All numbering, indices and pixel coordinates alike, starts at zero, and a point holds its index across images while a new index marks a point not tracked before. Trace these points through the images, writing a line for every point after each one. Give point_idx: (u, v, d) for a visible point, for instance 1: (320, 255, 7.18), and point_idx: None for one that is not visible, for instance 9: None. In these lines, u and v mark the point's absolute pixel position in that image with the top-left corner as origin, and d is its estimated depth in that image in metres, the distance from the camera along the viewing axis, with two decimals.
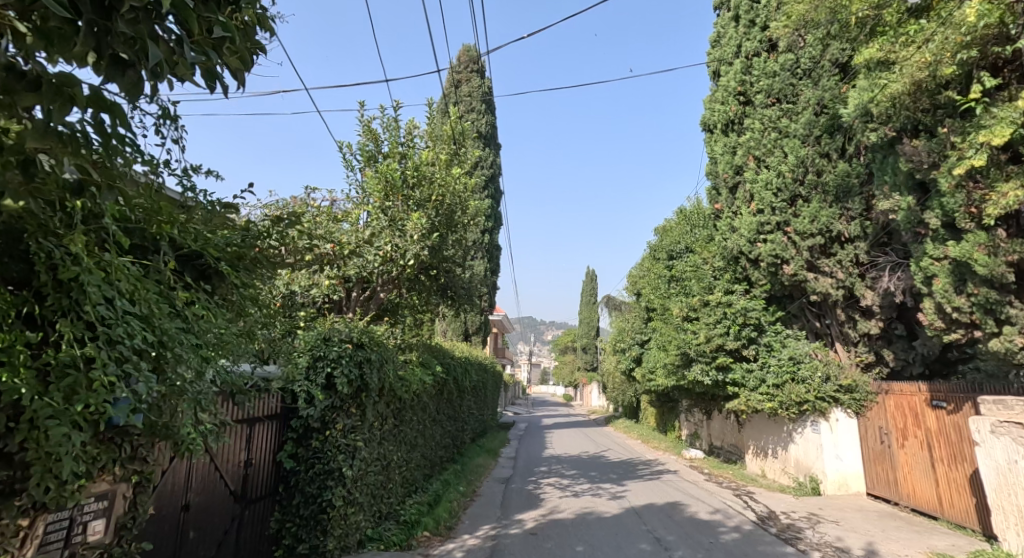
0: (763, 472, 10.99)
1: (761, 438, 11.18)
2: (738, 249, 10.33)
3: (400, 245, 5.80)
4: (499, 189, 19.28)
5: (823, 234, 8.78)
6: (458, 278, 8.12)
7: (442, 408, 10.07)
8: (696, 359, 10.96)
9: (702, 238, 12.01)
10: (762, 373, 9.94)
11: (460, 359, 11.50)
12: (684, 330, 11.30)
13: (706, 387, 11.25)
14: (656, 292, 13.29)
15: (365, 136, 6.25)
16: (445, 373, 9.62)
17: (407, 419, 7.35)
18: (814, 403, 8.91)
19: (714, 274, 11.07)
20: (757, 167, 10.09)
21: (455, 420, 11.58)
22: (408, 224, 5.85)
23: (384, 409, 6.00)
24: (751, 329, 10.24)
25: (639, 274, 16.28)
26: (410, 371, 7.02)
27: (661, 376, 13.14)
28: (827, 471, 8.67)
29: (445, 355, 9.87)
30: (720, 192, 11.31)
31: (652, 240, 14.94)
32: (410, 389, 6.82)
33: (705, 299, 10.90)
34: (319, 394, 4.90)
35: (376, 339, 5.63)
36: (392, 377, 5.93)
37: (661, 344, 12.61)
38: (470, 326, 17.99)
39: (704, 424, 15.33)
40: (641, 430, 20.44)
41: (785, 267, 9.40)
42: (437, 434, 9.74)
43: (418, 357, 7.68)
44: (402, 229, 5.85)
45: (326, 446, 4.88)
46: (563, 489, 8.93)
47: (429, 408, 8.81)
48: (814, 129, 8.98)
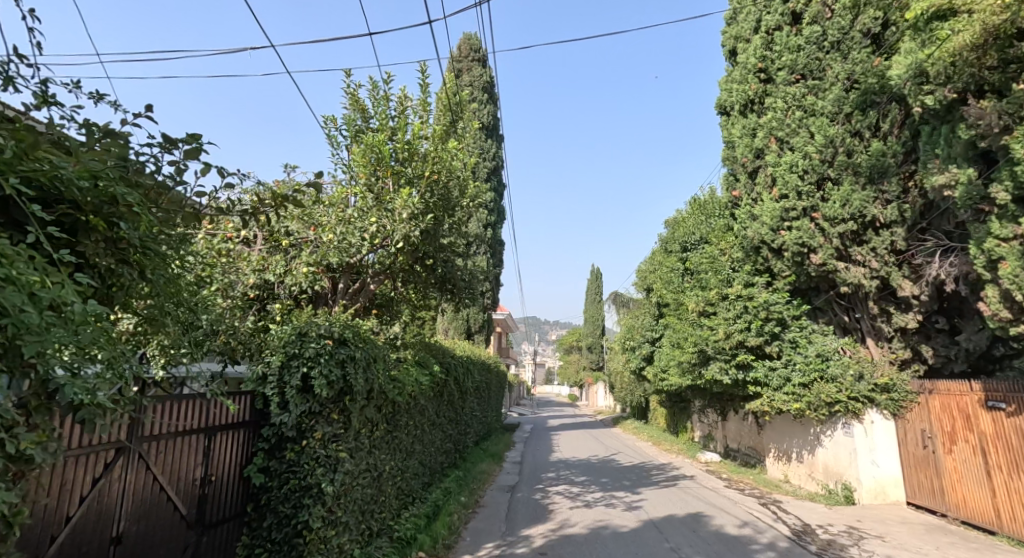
0: (787, 477, 10.25)
1: (784, 441, 10.45)
2: (759, 238, 9.61)
3: (388, 226, 5.12)
4: (502, 182, 18.60)
5: (856, 219, 8.05)
6: (458, 268, 7.45)
7: (442, 410, 9.39)
8: (714, 357, 10.23)
9: (718, 229, 11.28)
10: (787, 372, 9.20)
11: (461, 357, 10.81)
12: (701, 326, 10.58)
13: (724, 387, 10.52)
14: (669, 287, 12.57)
15: (351, 108, 5.54)
16: (444, 373, 8.93)
17: (401, 424, 6.67)
18: (846, 404, 8.17)
19: (732, 266, 10.36)
20: (780, 149, 9.37)
21: (457, 423, 10.91)
22: (397, 202, 5.13)
23: (373, 414, 5.32)
24: (774, 324, 9.51)
25: (649, 269, 15.58)
26: (403, 371, 6.34)
27: (675, 375, 12.42)
28: (862, 477, 7.93)
29: (444, 354, 9.18)
30: (738, 178, 10.59)
31: (663, 232, 14.24)
32: (404, 390, 6.13)
33: (723, 293, 10.17)
34: (293, 397, 4.22)
35: (362, 334, 4.94)
36: (382, 377, 5.25)
37: (675, 341, 11.90)
38: (472, 324, 17.31)
39: (720, 425, 14.61)
40: (651, 431, 19.73)
41: (813, 256, 8.64)
42: (436, 438, 9.07)
43: (414, 355, 7.03)
44: (392, 209, 5.16)
45: (303, 458, 4.19)
46: (574, 498, 8.23)
47: (427, 411, 8.13)
48: (845, 106, 8.27)
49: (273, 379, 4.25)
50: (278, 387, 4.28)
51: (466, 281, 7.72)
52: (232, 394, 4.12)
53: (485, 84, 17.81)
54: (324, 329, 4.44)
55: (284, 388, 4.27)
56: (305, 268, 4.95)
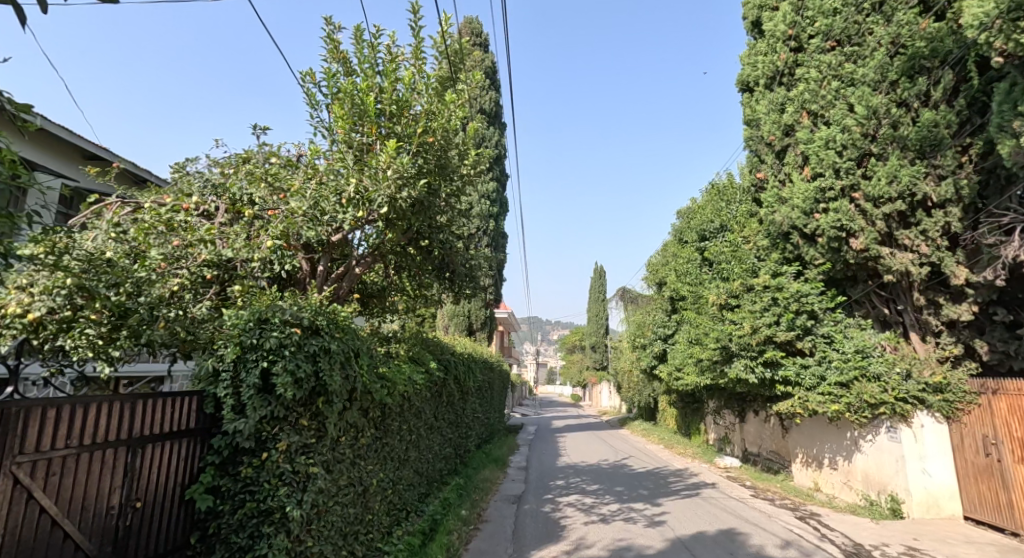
0: (818, 485, 9.38)
1: (814, 445, 9.59)
2: (789, 223, 8.74)
3: (370, 189, 4.27)
4: (505, 171, 17.79)
5: (904, 198, 7.19)
6: (459, 253, 6.59)
7: (440, 412, 8.56)
8: (738, 353, 9.36)
9: (740, 215, 10.41)
10: (822, 370, 8.32)
11: (461, 355, 9.97)
12: (723, 320, 9.73)
13: (749, 387, 9.66)
14: (686, 279, 11.70)
15: (329, 56, 4.69)
16: (442, 372, 8.10)
17: (391, 430, 5.84)
18: (893, 406, 7.29)
19: (758, 255, 9.50)
20: (813, 124, 8.49)
21: (457, 425, 10.09)
22: (380, 158, 4.27)
23: (357, 418, 4.50)
24: (807, 317, 8.62)
25: (662, 261, 14.72)
26: (394, 367, 5.50)
27: (693, 374, 11.56)
28: (912, 489, 7.06)
29: (443, 349, 8.33)
30: (763, 159, 9.73)
31: (677, 222, 13.37)
32: (395, 391, 5.30)
33: (748, 283, 9.30)
34: (250, 400, 3.36)
35: (343, 322, 4.09)
36: (367, 374, 4.41)
37: (693, 337, 11.05)
38: (474, 320, 16.48)
39: (737, 427, 13.74)
40: (661, 433, 18.87)
41: (852, 241, 7.76)
42: (434, 443, 8.24)
43: (408, 351, 6.20)
44: (375, 169, 4.30)
45: (263, 475, 3.36)
46: (589, 512, 7.37)
47: (423, 412, 7.30)
48: (889, 72, 7.39)
49: (226, 379, 3.42)
50: (233, 387, 3.46)
51: (467, 266, 6.87)
52: (176, 395, 3.21)
53: (487, 69, 16.97)
54: (294, 313, 3.58)
55: (239, 389, 3.43)
56: (270, 241, 4.08)
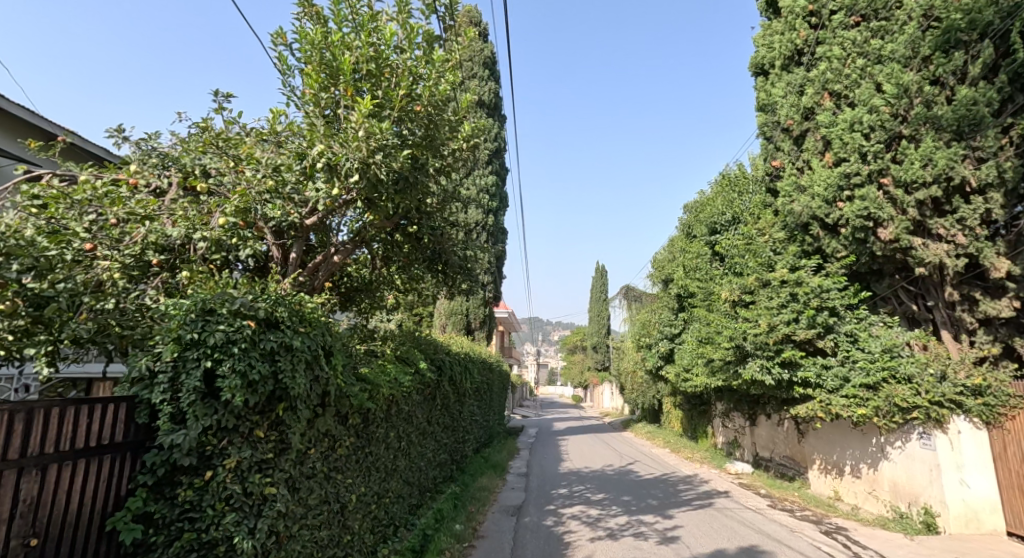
0: (838, 494, 8.77)
1: (834, 452, 8.98)
2: (809, 213, 8.14)
3: (343, 155, 3.68)
4: (505, 165, 17.21)
5: (939, 183, 6.58)
6: (453, 242, 6.00)
7: (434, 416, 7.98)
8: (753, 353, 8.75)
9: (753, 207, 9.81)
10: (845, 371, 7.71)
11: (458, 354, 9.37)
12: (736, 317, 9.13)
13: (764, 389, 9.05)
14: (695, 275, 11.09)
15: (302, 11, 4.11)
16: (435, 373, 7.52)
17: (376, 438, 5.25)
18: (927, 410, 6.67)
19: (774, 248, 8.90)
20: (836, 107, 7.87)
21: (452, 429, 9.49)
22: (353, 118, 3.69)
23: (331, 426, 3.91)
24: (829, 314, 8.01)
25: (669, 258, 14.14)
26: (378, 368, 4.92)
27: (703, 375, 10.94)
28: (949, 502, 6.44)
29: (437, 348, 7.74)
30: (779, 146, 9.12)
31: (685, 216, 12.77)
32: (378, 394, 4.71)
33: (764, 278, 8.69)
34: (191, 407, 2.74)
35: (311, 314, 3.51)
36: (341, 376, 3.81)
37: (703, 336, 10.45)
38: (473, 319, 15.90)
39: (748, 431, 13.13)
40: (666, 435, 18.26)
41: (881, 231, 7.15)
42: (427, 449, 7.65)
43: (395, 350, 5.62)
44: (347, 133, 3.72)
45: (205, 499, 2.76)
46: (595, 526, 6.77)
47: (413, 417, 6.72)
48: (922, 47, 6.78)
49: (164, 381, 2.77)
50: (172, 392, 2.81)
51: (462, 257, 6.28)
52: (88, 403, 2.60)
53: (487, 59, 16.39)
54: (247, 303, 2.99)
55: (180, 394, 2.80)
56: (223, 219, 3.44)
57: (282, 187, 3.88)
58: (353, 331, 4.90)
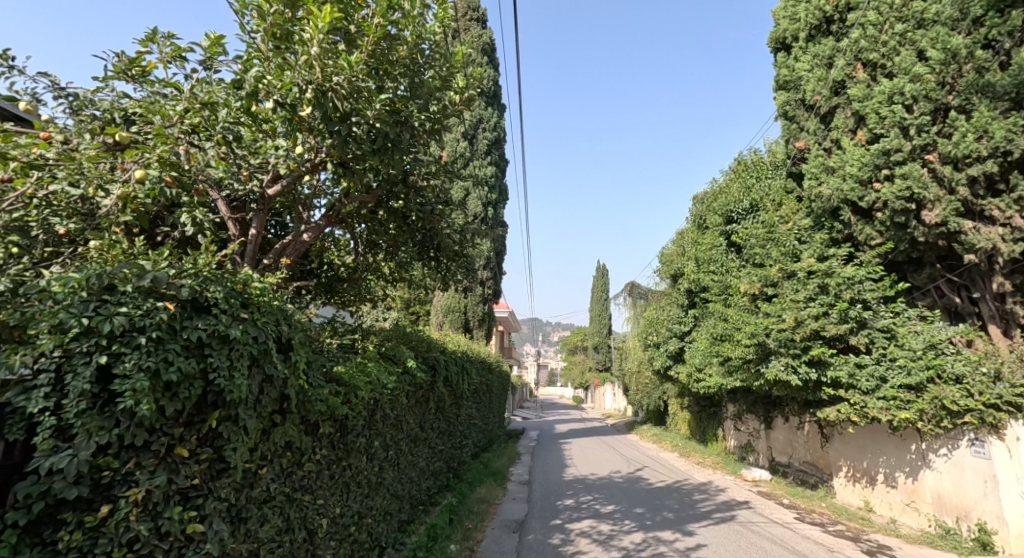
0: (871, 505, 8.04)
1: (864, 458, 8.25)
2: (840, 197, 7.40)
3: (303, 84, 2.99)
4: (505, 157, 16.48)
5: (995, 158, 5.83)
6: (448, 223, 5.28)
7: (427, 420, 7.23)
8: (777, 351, 8.00)
9: (773, 193, 9.08)
10: (882, 370, 6.98)
11: (455, 353, 8.62)
12: (758, 312, 8.40)
13: (788, 390, 8.31)
14: (709, 267, 10.36)
15: None
16: (428, 374, 6.77)
17: (356, 449, 4.50)
18: (980, 413, 5.99)
19: (799, 236, 8.17)
20: (871, 78, 7.13)
21: (448, 434, 8.75)
22: (307, 35, 2.91)
23: (293, 437, 3.16)
24: (864, 307, 7.26)
25: (678, 251, 13.42)
26: (357, 367, 4.17)
27: (718, 375, 10.21)
28: (1008, 519, 5.72)
29: (430, 345, 7.00)
30: (804, 126, 8.39)
31: (696, 207, 12.04)
32: (356, 398, 3.96)
33: (789, 269, 7.95)
34: (77, 418, 1.95)
35: (263, 297, 2.75)
36: (302, 374, 3.06)
37: (719, 333, 9.72)
38: (471, 317, 15.17)
39: (763, 434, 12.41)
40: (674, 438, 17.56)
41: (925, 213, 6.42)
42: (419, 459, 6.90)
43: (379, 346, 4.88)
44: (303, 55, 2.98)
45: (98, 545, 1.99)
46: (608, 545, 6.03)
47: (402, 423, 5.97)
48: (973, 6, 6.00)
49: (46, 384, 1.94)
50: (57, 399, 1.99)
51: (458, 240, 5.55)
52: None
53: (485, 45, 15.67)
54: (167, 278, 2.21)
55: (64, 400, 1.99)
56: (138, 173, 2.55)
57: (229, 138, 3.15)
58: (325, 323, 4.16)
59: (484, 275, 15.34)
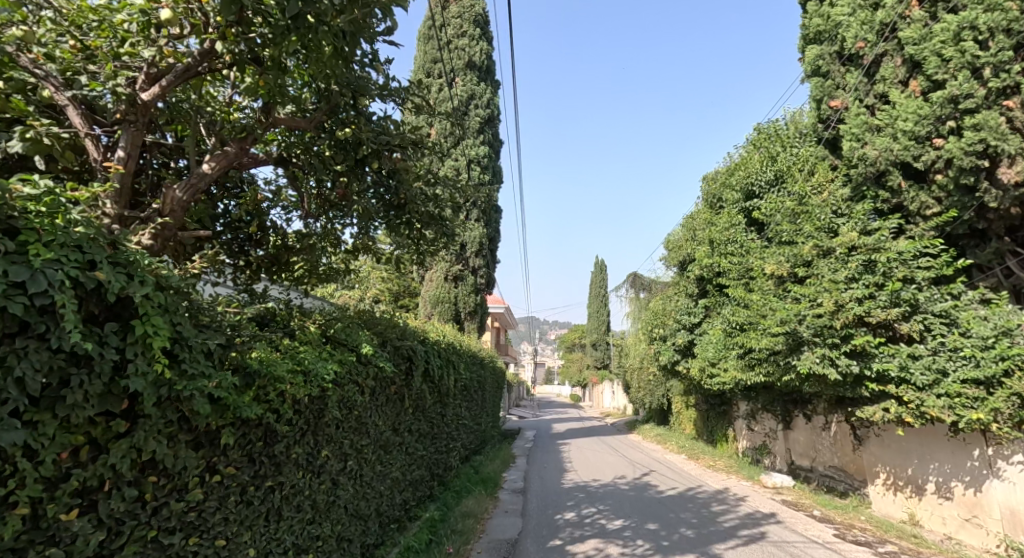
0: (917, 518, 6.98)
1: (910, 465, 7.17)
2: (890, 158, 6.29)
3: None
4: (499, 137, 15.33)
5: None
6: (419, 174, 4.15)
7: (401, 421, 6.13)
8: (810, 342, 6.91)
9: (801, 162, 7.98)
10: (941, 362, 5.91)
11: (438, 344, 7.50)
12: (787, 296, 7.31)
13: (822, 387, 7.22)
14: (725, 249, 9.25)
15: None
16: (400, 366, 5.66)
17: (290, 462, 3.38)
18: None
19: (836, 209, 7.07)
20: (929, 16, 6.01)
21: (429, 437, 7.62)
22: None
23: (152, 453, 2.05)
24: (919, 288, 6.15)
25: (687, 236, 12.33)
26: (281, 352, 3.06)
27: (736, 370, 9.11)
28: None
29: (405, 331, 5.89)
30: (841, 81, 7.28)
31: (709, 185, 10.94)
32: (274, 394, 2.85)
33: (825, 246, 6.87)
34: None
35: (59, 223, 1.63)
36: (156, 357, 1.93)
37: (738, 321, 8.63)
38: (462, 308, 14.04)
39: (781, 435, 11.35)
40: (679, 439, 16.51)
41: (1001, 171, 5.37)
42: (391, 468, 5.79)
43: (323, 327, 3.74)
44: None
45: None
46: None
47: (364, 425, 4.86)
48: None
49: None
50: None
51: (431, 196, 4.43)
52: None
53: (478, 15, 14.50)
54: None
55: None
56: None
57: None
58: (229, 299, 3.00)
59: (476, 264, 14.19)
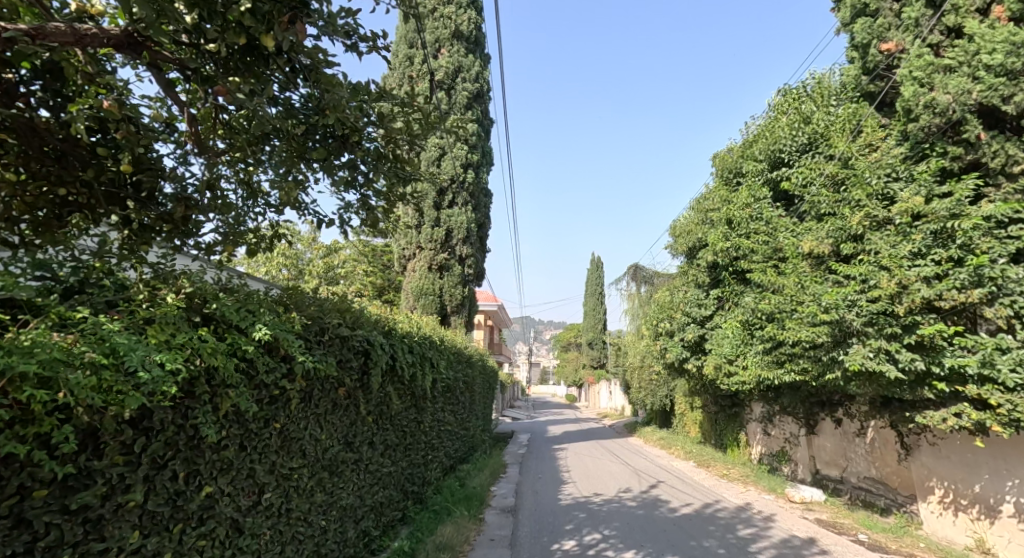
0: (988, 546, 5.77)
1: (979, 481, 5.96)
2: (967, 103, 5.07)
3: None
4: (489, 116, 14.05)
5: None
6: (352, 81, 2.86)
7: (355, 432, 4.87)
8: (859, 333, 5.70)
9: (840, 120, 6.75)
10: None
11: (409, 337, 6.24)
12: (831, 277, 6.10)
13: (872, 388, 5.99)
14: (748, 228, 8.00)
15: None
16: (349, 363, 4.39)
17: (121, 515, 2.11)
18: None
19: (893, 171, 5.84)
20: None
21: (399, 449, 6.34)
22: None
23: None
24: (1006, 264, 4.88)
25: (698, 219, 11.11)
26: (79, 333, 1.79)
27: (759, 368, 7.89)
28: None
29: (358, 319, 4.61)
30: (895, 19, 6.04)
31: (724, 160, 9.72)
32: (36, 409, 1.57)
33: (880, 216, 5.66)
34: None
35: None
36: None
37: (763, 311, 7.41)
38: (448, 301, 12.76)
39: (804, 441, 10.15)
40: (685, 442, 15.32)
41: None
42: (340, 493, 4.52)
43: (198, 298, 2.46)
44: None
45: None
46: None
47: (285, 443, 3.59)
48: None
49: None
50: None
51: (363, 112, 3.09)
52: None
53: None
54: None
55: None
56: None
57: None
58: None
59: (464, 252, 12.89)
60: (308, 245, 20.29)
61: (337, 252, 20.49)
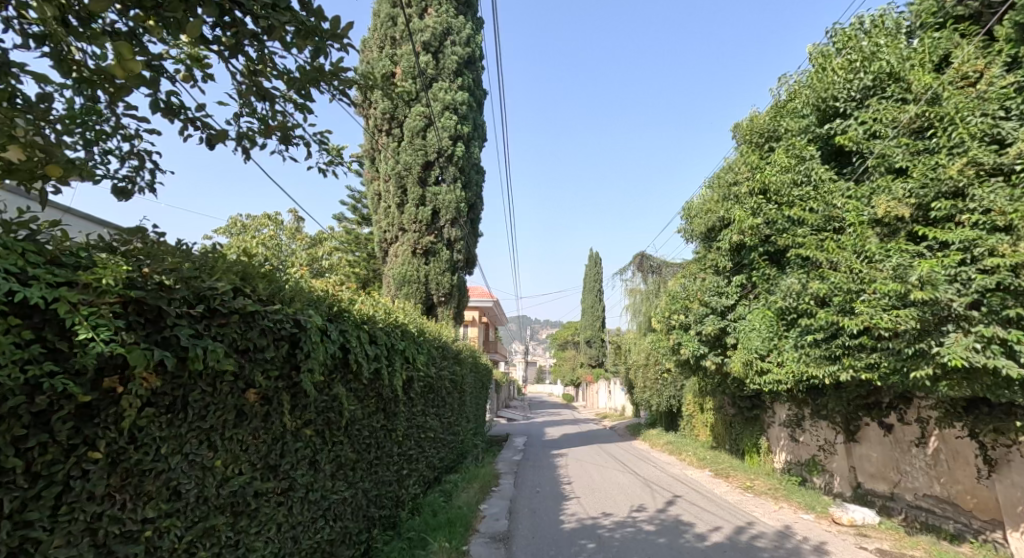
0: None
1: None
2: None
3: None
4: (482, 86, 12.61)
5: None
6: None
7: (281, 451, 3.47)
8: (961, 317, 4.35)
9: (916, 53, 5.41)
10: None
11: (369, 322, 4.84)
12: (918, 247, 4.75)
13: (970, 390, 4.63)
14: (790, 196, 6.63)
15: None
16: (263, 353, 3.00)
17: None
18: None
19: (1003, 105, 4.49)
20: None
21: (357, 468, 4.91)
22: None
23: None
24: None
25: (719, 197, 9.73)
26: None
27: (802, 365, 6.53)
28: None
29: (279, 290, 3.22)
30: None
31: (752, 123, 8.36)
32: None
33: (990, 162, 4.32)
34: None
35: None
36: None
37: (813, 295, 6.03)
38: (435, 290, 11.40)
39: (842, 450, 8.80)
40: (696, 448, 13.97)
41: None
42: (251, 543, 3.11)
43: None
44: None
45: None
46: None
47: (126, 477, 2.22)
48: None
49: None
50: None
51: None
52: None
53: None
54: None
55: None
56: None
57: None
58: None
59: (453, 235, 11.50)
60: (290, 235, 18.89)
61: (322, 242, 19.15)
